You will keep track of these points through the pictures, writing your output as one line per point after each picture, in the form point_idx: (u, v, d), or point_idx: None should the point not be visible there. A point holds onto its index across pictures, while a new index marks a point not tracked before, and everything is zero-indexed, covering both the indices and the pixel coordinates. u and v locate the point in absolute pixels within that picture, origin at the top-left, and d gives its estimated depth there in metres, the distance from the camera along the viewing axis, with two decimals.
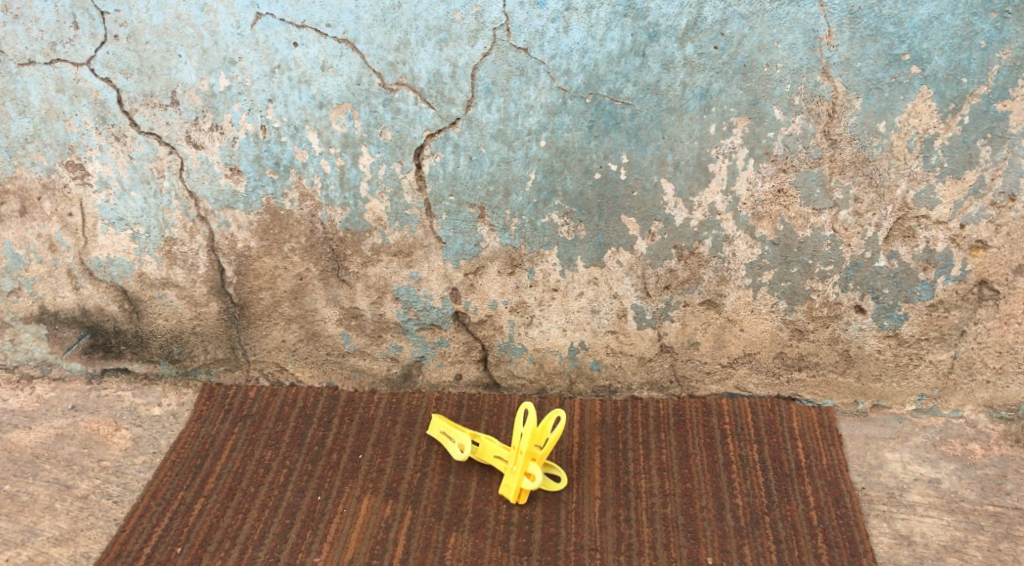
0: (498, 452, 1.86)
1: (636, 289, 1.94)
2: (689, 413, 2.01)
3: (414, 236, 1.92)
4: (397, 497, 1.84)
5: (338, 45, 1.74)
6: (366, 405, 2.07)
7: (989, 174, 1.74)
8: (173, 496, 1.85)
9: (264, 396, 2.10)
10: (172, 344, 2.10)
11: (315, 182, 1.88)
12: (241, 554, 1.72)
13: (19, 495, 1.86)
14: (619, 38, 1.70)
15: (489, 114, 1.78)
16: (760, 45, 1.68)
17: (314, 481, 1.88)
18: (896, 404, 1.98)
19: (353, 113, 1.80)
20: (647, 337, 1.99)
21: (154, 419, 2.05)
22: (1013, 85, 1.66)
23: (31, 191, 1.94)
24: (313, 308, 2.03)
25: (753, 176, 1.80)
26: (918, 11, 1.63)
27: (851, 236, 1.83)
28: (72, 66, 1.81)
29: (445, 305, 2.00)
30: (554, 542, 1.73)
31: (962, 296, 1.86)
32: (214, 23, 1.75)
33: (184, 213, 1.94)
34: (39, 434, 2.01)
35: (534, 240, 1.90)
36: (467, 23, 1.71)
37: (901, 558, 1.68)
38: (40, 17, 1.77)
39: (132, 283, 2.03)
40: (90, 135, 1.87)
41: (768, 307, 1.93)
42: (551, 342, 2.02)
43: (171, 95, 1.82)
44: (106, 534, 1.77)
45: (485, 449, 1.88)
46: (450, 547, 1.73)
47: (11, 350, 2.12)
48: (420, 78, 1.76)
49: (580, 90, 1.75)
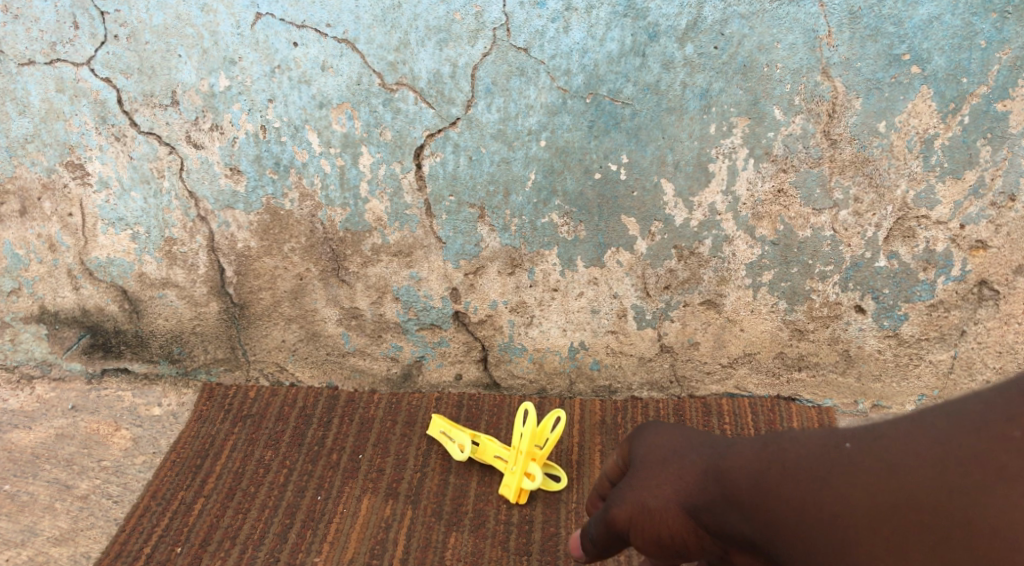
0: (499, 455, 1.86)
1: (636, 289, 1.94)
2: (689, 412, 2.01)
3: (415, 236, 1.92)
4: (397, 497, 1.84)
5: (338, 45, 1.74)
6: (366, 405, 2.07)
7: (989, 175, 1.74)
8: (173, 496, 1.85)
9: (264, 396, 2.10)
10: (172, 344, 2.10)
11: (315, 182, 1.88)
12: (241, 554, 1.73)
13: (19, 495, 1.86)
14: (619, 39, 1.70)
15: (489, 114, 1.78)
16: (760, 45, 1.68)
17: (314, 481, 1.89)
18: (896, 404, 1.98)
19: (353, 113, 1.80)
20: (648, 337, 2.00)
21: (155, 419, 2.05)
22: (1013, 85, 1.65)
23: (31, 191, 1.94)
24: (313, 308, 2.03)
25: (752, 176, 1.80)
26: (918, 12, 1.62)
27: (851, 236, 1.83)
28: (72, 67, 1.81)
29: (445, 305, 2.00)
30: (554, 542, 1.74)
31: (962, 296, 1.86)
32: (214, 23, 1.74)
33: (184, 213, 1.94)
34: (39, 434, 2.01)
35: (535, 240, 1.90)
36: (467, 23, 1.71)
37: None
38: (41, 17, 1.77)
39: (132, 283, 2.03)
40: (90, 134, 1.87)
41: (768, 307, 1.93)
42: (551, 342, 2.02)
43: (171, 95, 1.82)
44: (106, 534, 1.77)
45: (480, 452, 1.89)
46: (450, 547, 1.74)
47: (10, 351, 2.11)
48: (420, 78, 1.76)
49: (580, 90, 1.74)
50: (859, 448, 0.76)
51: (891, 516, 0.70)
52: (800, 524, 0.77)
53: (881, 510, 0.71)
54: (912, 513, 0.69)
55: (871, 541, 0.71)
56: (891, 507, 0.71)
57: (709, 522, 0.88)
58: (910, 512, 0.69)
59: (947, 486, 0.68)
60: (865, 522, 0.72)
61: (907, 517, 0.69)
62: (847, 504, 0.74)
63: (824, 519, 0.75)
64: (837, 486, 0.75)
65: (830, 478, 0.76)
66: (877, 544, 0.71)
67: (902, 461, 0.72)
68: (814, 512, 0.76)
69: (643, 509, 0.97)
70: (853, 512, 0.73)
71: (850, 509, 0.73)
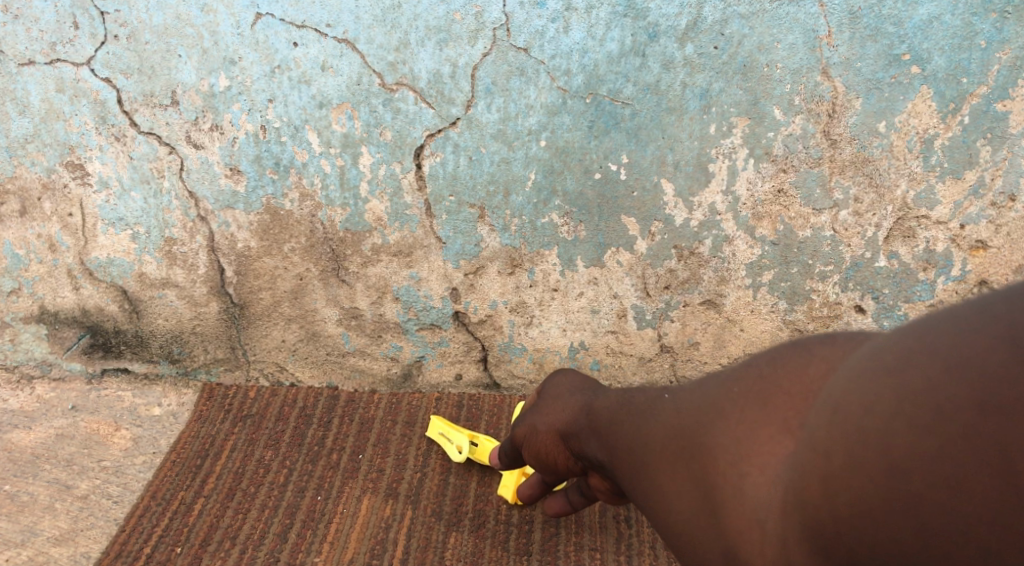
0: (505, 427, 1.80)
1: (636, 289, 1.94)
2: None
3: (415, 236, 1.92)
4: (397, 497, 1.85)
5: (338, 45, 1.74)
6: (366, 405, 2.08)
7: (989, 175, 1.74)
8: (173, 495, 1.86)
9: (264, 396, 2.10)
10: (172, 344, 2.10)
11: (315, 182, 1.87)
12: (241, 554, 1.74)
13: (19, 495, 1.86)
14: (619, 39, 1.70)
15: (489, 114, 1.78)
16: (760, 45, 1.68)
17: (314, 481, 1.89)
18: None
19: (353, 113, 1.79)
20: (647, 337, 2.00)
21: (154, 419, 2.05)
22: (1013, 85, 1.65)
23: (31, 191, 1.94)
24: (313, 308, 2.03)
25: (753, 176, 1.80)
26: (918, 11, 1.62)
27: (851, 236, 1.84)
28: (72, 66, 1.80)
29: (445, 305, 2.00)
30: (554, 542, 1.75)
31: (962, 296, 1.87)
32: (214, 23, 1.74)
33: (184, 213, 1.94)
34: (39, 434, 2.01)
35: (535, 240, 1.90)
36: (467, 23, 1.71)
37: None
38: (40, 17, 1.76)
39: (132, 283, 2.03)
40: (90, 134, 1.86)
41: (768, 307, 1.94)
42: (551, 342, 2.03)
43: (171, 95, 1.81)
44: (106, 534, 1.78)
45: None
46: (450, 547, 1.75)
47: (10, 350, 2.11)
48: (420, 78, 1.76)
49: (580, 90, 1.74)
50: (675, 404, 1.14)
51: (680, 448, 1.08)
52: (641, 453, 1.16)
53: (673, 444, 1.09)
54: (693, 445, 1.06)
55: (672, 464, 1.09)
56: (682, 443, 1.08)
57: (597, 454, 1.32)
58: (691, 445, 1.06)
59: (712, 426, 1.04)
60: (672, 455, 1.09)
61: (687, 446, 1.07)
62: (657, 439, 1.13)
63: (652, 452, 1.14)
64: (658, 426, 1.15)
65: (655, 422, 1.16)
66: (677, 468, 1.08)
67: (694, 407, 1.09)
68: (646, 448, 1.15)
69: (534, 429, 1.53)
70: (665, 444, 1.12)
71: (662, 444, 1.12)
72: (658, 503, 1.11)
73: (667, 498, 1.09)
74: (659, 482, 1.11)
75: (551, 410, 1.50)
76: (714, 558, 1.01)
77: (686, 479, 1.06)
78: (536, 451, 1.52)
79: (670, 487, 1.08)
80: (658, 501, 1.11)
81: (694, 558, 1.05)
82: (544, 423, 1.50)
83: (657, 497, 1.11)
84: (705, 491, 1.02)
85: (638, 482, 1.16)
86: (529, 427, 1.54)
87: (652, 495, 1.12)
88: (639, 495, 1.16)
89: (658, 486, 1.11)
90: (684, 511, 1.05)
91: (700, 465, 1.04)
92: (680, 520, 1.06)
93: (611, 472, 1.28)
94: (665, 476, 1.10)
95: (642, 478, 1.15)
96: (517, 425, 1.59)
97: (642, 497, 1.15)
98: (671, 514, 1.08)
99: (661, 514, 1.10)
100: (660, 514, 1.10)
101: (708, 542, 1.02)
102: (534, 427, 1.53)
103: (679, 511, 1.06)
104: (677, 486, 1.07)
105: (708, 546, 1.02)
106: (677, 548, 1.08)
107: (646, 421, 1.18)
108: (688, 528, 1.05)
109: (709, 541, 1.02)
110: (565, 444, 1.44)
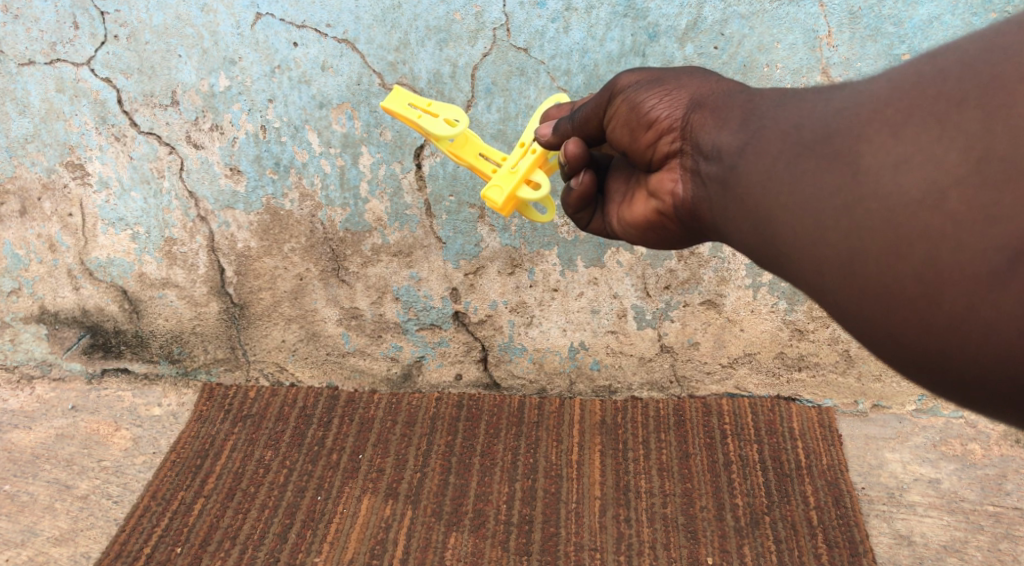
0: (485, 149, 1.27)
1: (636, 289, 1.95)
2: (689, 413, 2.03)
3: (415, 235, 1.92)
4: (397, 497, 1.85)
5: (338, 45, 1.73)
6: (366, 404, 2.07)
7: None
8: (173, 495, 1.86)
9: (264, 396, 2.10)
10: (172, 344, 2.10)
11: (315, 182, 1.87)
12: (241, 554, 1.74)
13: (19, 495, 1.86)
14: (619, 38, 1.69)
15: (489, 114, 1.78)
16: (760, 45, 1.68)
17: (314, 481, 1.89)
18: (896, 404, 2.02)
19: (353, 113, 1.79)
20: (647, 337, 2.01)
21: (154, 419, 2.05)
22: None
23: (31, 191, 1.94)
24: (313, 308, 2.04)
25: None
26: (919, 11, 1.62)
27: None
28: (72, 67, 1.79)
29: (445, 305, 2.01)
30: (554, 543, 1.76)
31: None
32: (214, 23, 1.73)
33: (184, 213, 1.94)
34: (38, 434, 2.01)
35: (534, 240, 1.90)
36: (467, 23, 1.71)
37: (901, 558, 1.72)
38: (40, 17, 1.76)
39: (132, 284, 2.03)
40: (90, 135, 1.86)
41: (768, 307, 1.95)
42: (551, 342, 2.03)
43: (171, 95, 1.81)
44: (106, 534, 1.78)
45: (431, 134, 1.24)
46: (450, 547, 1.75)
47: (11, 351, 2.12)
48: (420, 78, 1.75)
49: (580, 90, 1.74)
50: (952, 64, 0.72)
51: (918, 101, 0.72)
52: (788, 135, 0.80)
53: (911, 95, 0.72)
54: (971, 87, 0.70)
55: (897, 125, 0.71)
56: (935, 90, 0.71)
57: (806, 176, 0.76)
58: (954, 91, 0.70)
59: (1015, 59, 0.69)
60: (895, 114, 0.72)
61: (945, 92, 0.71)
62: (866, 99, 0.76)
63: (848, 125, 0.75)
64: (850, 92, 0.78)
65: (841, 92, 0.79)
66: (905, 129, 0.71)
67: (972, 51, 0.72)
68: (818, 124, 0.78)
69: (641, 111, 1.03)
70: (874, 106, 0.74)
71: (857, 109, 0.75)
72: (833, 194, 0.73)
73: (865, 180, 0.71)
74: (858, 155, 0.73)
75: (698, 83, 1.00)
76: (961, 278, 0.66)
77: (930, 143, 0.69)
78: (636, 122, 1.03)
79: (875, 165, 0.71)
80: (834, 196, 0.73)
81: (885, 285, 0.70)
82: (670, 97, 1.01)
83: (849, 179, 0.72)
84: (990, 154, 0.66)
85: (775, 177, 0.79)
86: (646, 99, 1.03)
87: (826, 185, 0.74)
88: (784, 201, 0.78)
89: (843, 167, 0.73)
90: (909, 199, 0.68)
91: (971, 117, 0.68)
92: (890, 215, 0.69)
93: (786, 186, 0.78)
94: (874, 146, 0.72)
95: (803, 165, 0.77)
96: (623, 74, 1.08)
97: (780, 199, 0.78)
98: (862, 208, 0.71)
99: (824, 220, 0.74)
100: (816, 217, 0.75)
101: (960, 248, 0.66)
102: (664, 83, 1.02)
103: (896, 200, 0.69)
104: (900, 156, 0.70)
105: (958, 256, 0.66)
106: (831, 281, 0.74)
107: (795, 98, 0.84)
108: (902, 232, 0.69)
109: (963, 247, 0.66)
110: (694, 124, 0.96)
